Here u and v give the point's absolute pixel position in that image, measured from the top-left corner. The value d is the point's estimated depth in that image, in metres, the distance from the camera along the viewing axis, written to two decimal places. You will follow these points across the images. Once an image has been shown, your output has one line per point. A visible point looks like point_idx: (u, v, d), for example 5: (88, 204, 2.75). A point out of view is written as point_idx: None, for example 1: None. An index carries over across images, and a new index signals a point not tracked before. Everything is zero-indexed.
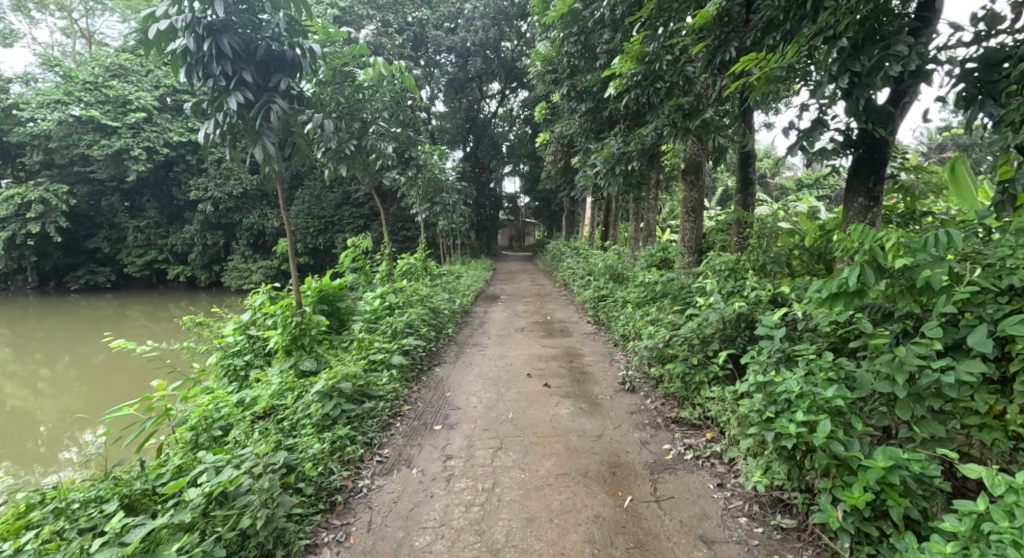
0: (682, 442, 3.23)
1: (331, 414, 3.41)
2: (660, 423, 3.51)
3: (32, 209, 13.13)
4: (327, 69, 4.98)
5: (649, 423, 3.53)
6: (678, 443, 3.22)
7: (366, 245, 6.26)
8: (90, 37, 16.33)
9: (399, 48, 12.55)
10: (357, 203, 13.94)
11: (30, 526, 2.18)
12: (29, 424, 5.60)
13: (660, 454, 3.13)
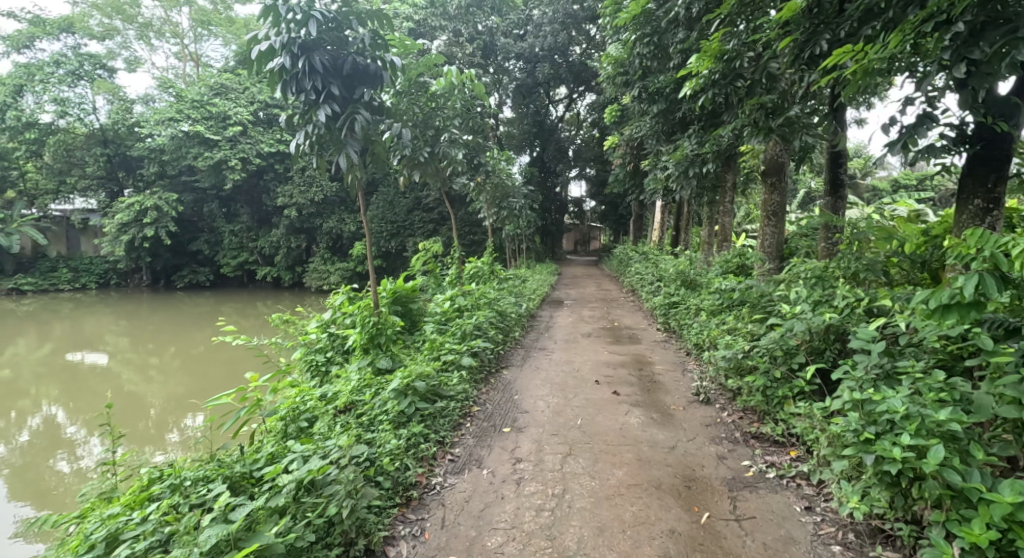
0: (763, 459, 3.06)
1: (406, 412, 3.52)
2: (738, 438, 3.34)
3: (148, 215, 14.47)
4: (405, 80, 5.17)
5: (726, 437, 3.37)
6: (759, 460, 3.06)
7: (437, 248, 6.40)
8: (198, 60, 17.81)
9: (470, 57, 12.75)
10: (428, 208, 14.23)
11: (151, 499, 2.40)
12: (141, 406, 6.18)
13: (739, 470, 2.98)
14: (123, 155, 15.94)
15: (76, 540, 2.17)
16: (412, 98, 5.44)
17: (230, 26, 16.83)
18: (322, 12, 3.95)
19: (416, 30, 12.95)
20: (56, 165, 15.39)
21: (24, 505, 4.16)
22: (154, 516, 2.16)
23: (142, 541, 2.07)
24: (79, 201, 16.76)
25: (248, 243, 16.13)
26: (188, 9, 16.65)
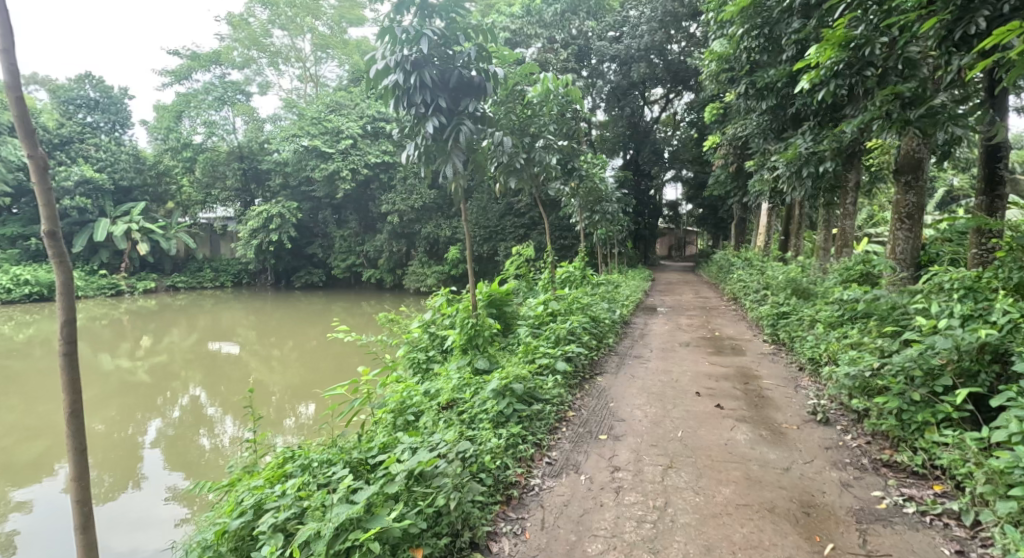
0: (898, 491, 2.76)
1: (505, 412, 3.59)
2: (866, 465, 3.04)
3: (273, 222, 15.92)
4: (504, 90, 5.35)
5: (851, 463, 3.08)
6: (894, 492, 2.76)
7: (530, 253, 6.44)
8: (317, 81, 19.29)
9: (565, 62, 12.66)
10: (520, 213, 14.27)
11: (285, 476, 2.69)
12: (264, 392, 6.81)
13: (868, 501, 2.72)
14: (255, 169, 17.40)
15: (229, 506, 2.49)
16: (508, 106, 5.61)
17: (345, 48, 18.10)
18: (433, 30, 4.18)
19: (512, 39, 13.10)
20: (204, 179, 17.10)
21: (176, 473, 4.73)
22: (290, 492, 2.42)
23: (281, 512, 2.32)
24: (222, 211, 18.73)
25: (355, 247, 17.18)
26: (309, 35, 18.11)
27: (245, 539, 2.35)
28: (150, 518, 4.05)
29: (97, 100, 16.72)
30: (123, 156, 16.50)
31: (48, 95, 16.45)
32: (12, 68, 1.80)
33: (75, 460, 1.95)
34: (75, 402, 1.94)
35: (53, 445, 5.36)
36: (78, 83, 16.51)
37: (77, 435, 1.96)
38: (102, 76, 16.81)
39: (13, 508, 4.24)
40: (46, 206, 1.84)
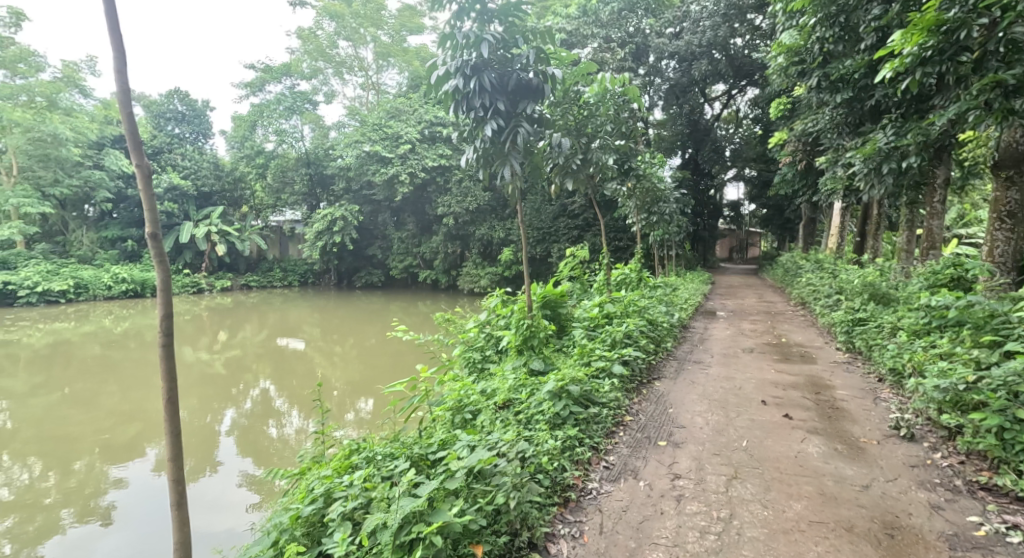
0: (999, 518, 2.58)
1: (561, 414, 3.59)
2: (960, 487, 2.84)
3: (336, 225, 16.57)
4: (561, 91, 5.35)
5: (941, 483, 2.89)
6: (993, 518, 2.58)
7: (584, 254, 6.38)
8: (379, 89, 19.84)
9: (622, 61, 12.42)
10: (574, 214, 14.10)
11: (352, 468, 2.85)
12: (327, 387, 7.10)
13: (963, 527, 2.54)
14: (320, 174, 18.14)
15: (301, 493, 2.67)
16: (564, 107, 5.66)
17: (405, 55, 18.50)
18: (492, 34, 4.27)
19: (568, 40, 12.99)
20: (274, 184, 17.94)
21: (249, 460, 5.00)
22: (357, 482, 2.57)
23: (349, 501, 2.47)
24: (290, 214, 19.58)
25: (412, 248, 17.54)
26: (372, 45, 18.67)
27: (316, 525, 2.51)
28: (227, 501, 4.30)
29: (183, 113, 18.79)
30: (204, 165, 17.83)
31: (144, 109, 18.56)
32: (123, 83, 1.97)
33: (171, 443, 2.13)
34: (171, 390, 2.11)
35: (143, 429, 5.80)
36: (168, 98, 18.48)
37: (173, 420, 2.13)
38: (188, 91, 18.63)
39: (109, 485, 4.62)
40: (150, 209, 2.01)
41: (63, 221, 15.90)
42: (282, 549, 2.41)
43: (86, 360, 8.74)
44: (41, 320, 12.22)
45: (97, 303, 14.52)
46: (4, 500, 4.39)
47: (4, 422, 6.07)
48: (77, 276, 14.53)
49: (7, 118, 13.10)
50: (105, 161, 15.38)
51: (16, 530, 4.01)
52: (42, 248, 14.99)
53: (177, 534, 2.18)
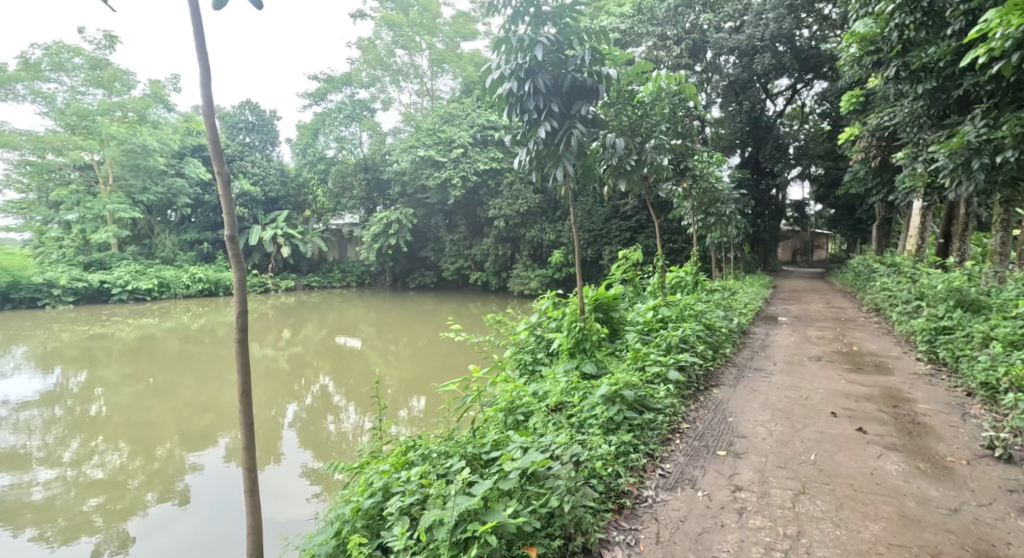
0: None
1: (615, 418, 3.53)
2: None
3: (392, 227, 17.01)
4: (615, 90, 5.29)
5: None
6: None
7: (638, 257, 6.24)
8: (433, 95, 20.17)
9: (679, 58, 12.07)
10: (626, 216, 13.82)
11: (408, 464, 2.96)
12: (381, 385, 7.27)
13: None
14: (377, 179, 18.66)
15: (361, 486, 2.80)
16: (618, 107, 5.59)
17: (459, 61, 18.77)
18: (547, 37, 4.27)
19: (621, 40, 12.78)
20: (335, 189, 18.58)
21: (309, 453, 5.18)
22: (414, 479, 2.66)
23: (406, 497, 2.58)
24: (348, 217, 20.19)
25: (463, 250, 17.73)
26: (427, 52, 19.03)
27: (375, 518, 2.62)
28: (290, 491, 4.46)
29: (253, 123, 19.78)
30: (272, 171, 18.73)
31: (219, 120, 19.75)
32: (208, 92, 2.07)
33: (246, 433, 2.23)
34: (246, 382, 2.21)
35: (214, 420, 6.11)
36: (240, 109, 19.50)
37: (247, 412, 2.23)
38: (258, 102, 19.59)
39: (184, 471, 4.89)
40: (229, 213, 2.10)
41: (149, 224, 17.03)
42: (344, 539, 2.53)
43: (167, 353, 9.32)
44: (130, 315, 13.14)
45: (178, 300, 15.49)
46: (94, 480, 4.71)
47: (97, 408, 6.53)
48: (161, 276, 15.50)
49: (105, 132, 14.19)
50: (186, 169, 16.38)
51: (106, 508, 4.29)
52: (132, 250, 16.10)
53: (249, 520, 2.30)
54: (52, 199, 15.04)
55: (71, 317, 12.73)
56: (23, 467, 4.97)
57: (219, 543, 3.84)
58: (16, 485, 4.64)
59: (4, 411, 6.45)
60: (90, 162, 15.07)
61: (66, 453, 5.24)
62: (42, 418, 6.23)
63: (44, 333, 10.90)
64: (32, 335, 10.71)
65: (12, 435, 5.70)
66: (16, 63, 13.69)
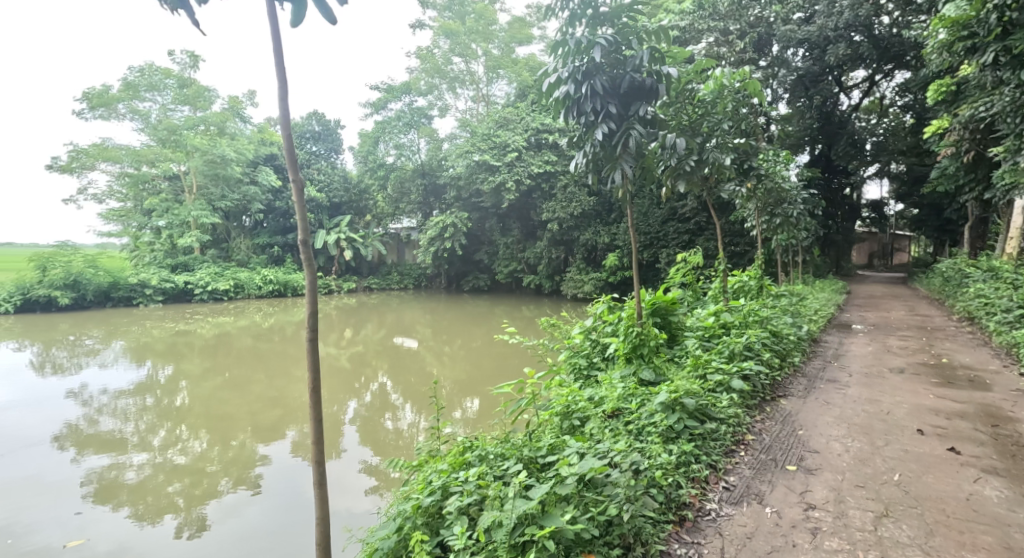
0: None
1: (675, 427, 3.42)
2: None
3: (447, 231, 17.30)
4: (674, 90, 5.17)
5: None
6: None
7: (699, 260, 6.01)
8: (489, 100, 20.33)
9: (742, 53, 11.57)
10: (684, 218, 13.40)
11: (465, 464, 3.03)
12: (434, 385, 7.37)
13: None
14: (434, 184, 19.00)
15: (421, 484, 2.88)
16: (678, 106, 5.45)
17: (514, 67, 18.86)
18: (605, 38, 4.21)
19: (681, 38, 12.41)
20: (394, 195, 19.06)
21: (368, 449, 5.31)
22: (472, 479, 2.72)
23: (464, 497, 2.64)
24: (406, 222, 20.66)
25: (517, 253, 17.74)
26: (483, 58, 19.21)
27: (434, 516, 2.69)
28: (352, 484, 4.58)
29: (320, 132, 20.68)
30: (335, 178, 19.53)
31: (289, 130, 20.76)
32: (285, 105, 2.16)
33: (315, 427, 2.32)
34: (316, 380, 2.29)
35: (282, 414, 6.38)
36: (308, 119, 20.45)
37: (316, 407, 2.32)
38: (324, 112, 20.51)
39: (255, 461, 5.12)
40: (302, 221, 2.17)
41: (227, 229, 18.07)
42: (406, 535, 2.62)
43: (241, 349, 9.84)
44: (209, 314, 13.97)
45: (250, 301, 16.34)
46: (177, 466, 5.01)
47: (181, 399, 6.96)
48: (237, 277, 16.38)
49: (189, 144, 15.25)
50: (258, 177, 17.27)
51: (187, 492, 4.54)
52: (211, 254, 17.09)
53: (317, 512, 2.41)
54: (146, 207, 16.22)
55: (158, 315, 13.66)
56: (118, 449, 5.35)
57: (287, 531, 3.99)
58: (111, 466, 4.99)
59: (105, 398, 6.98)
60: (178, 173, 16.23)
61: (154, 439, 5.61)
62: (135, 406, 6.70)
63: (137, 329, 11.75)
64: (127, 330, 11.62)
65: (110, 421, 6.15)
66: (118, 84, 15.13)
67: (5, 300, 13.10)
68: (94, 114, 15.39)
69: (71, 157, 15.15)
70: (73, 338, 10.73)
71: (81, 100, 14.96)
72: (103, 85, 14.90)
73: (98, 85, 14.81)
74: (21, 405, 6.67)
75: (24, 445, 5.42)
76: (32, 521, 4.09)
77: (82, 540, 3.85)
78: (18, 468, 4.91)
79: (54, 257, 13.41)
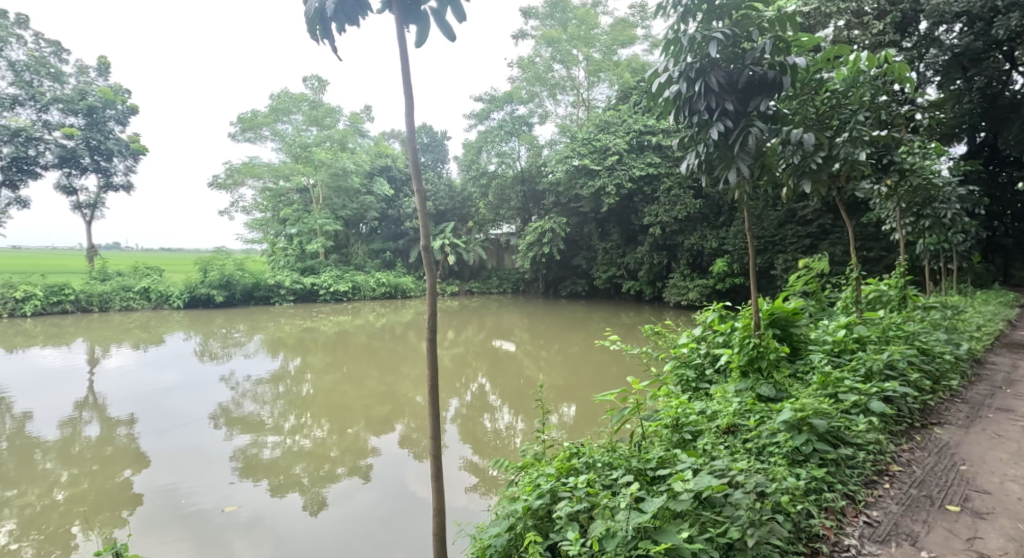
0: None
1: (802, 449, 3.10)
2: None
3: (546, 236, 17.36)
4: (800, 82, 4.75)
5: None
6: None
7: (824, 267, 5.44)
8: (589, 105, 20.09)
9: (879, 35, 10.35)
10: (805, 221, 12.29)
11: (573, 470, 3.00)
12: (531, 389, 7.34)
13: None
14: (533, 190, 19.18)
15: (529, 486, 2.90)
16: (802, 98, 4.91)
17: (616, 69, 18.51)
18: (722, 32, 3.98)
19: (803, 25, 11.44)
20: (495, 201, 19.41)
21: (469, 448, 5.40)
22: (582, 486, 2.71)
23: (575, 503, 2.63)
24: (505, 228, 20.98)
25: (616, 258, 17.29)
26: (584, 63, 19.09)
27: (544, 519, 2.68)
28: (457, 481, 4.66)
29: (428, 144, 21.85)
30: (441, 187, 20.39)
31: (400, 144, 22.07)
32: (410, 122, 2.36)
33: (433, 423, 2.46)
34: (434, 377, 2.44)
35: (392, 409, 6.67)
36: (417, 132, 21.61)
37: (434, 404, 2.46)
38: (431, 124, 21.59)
39: (368, 451, 5.39)
40: (423, 225, 2.39)
41: (347, 236, 19.36)
42: (518, 534, 2.64)
43: (357, 346, 10.51)
44: (329, 313, 15.08)
45: (365, 302, 17.40)
46: (303, 450, 5.40)
47: (306, 389, 7.54)
48: (354, 280, 17.55)
49: (316, 158, 16.76)
50: (374, 187, 18.40)
51: (312, 474, 4.87)
52: (333, 258, 18.37)
53: (434, 503, 2.50)
54: (281, 216, 18.05)
55: (291, 313, 14.97)
56: (256, 430, 5.89)
57: (402, 517, 4.16)
58: (251, 445, 5.49)
59: (248, 384, 7.74)
60: (308, 185, 17.90)
61: (285, 424, 6.10)
62: (271, 393, 7.37)
63: (273, 324, 12.99)
64: (265, 325, 12.91)
65: (251, 404, 6.81)
66: (264, 110, 17.21)
67: (176, 297, 14.69)
68: (243, 137, 17.58)
69: (227, 174, 17.39)
70: (224, 331, 12.09)
71: (236, 123, 17.19)
72: (253, 110, 17.03)
73: (249, 111, 16.95)
74: (182, 386, 7.57)
75: (186, 420, 6.12)
76: (193, 485, 4.59)
77: (235, 506, 4.26)
78: (179, 440, 5.55)
79: (213, 260, 15.01)
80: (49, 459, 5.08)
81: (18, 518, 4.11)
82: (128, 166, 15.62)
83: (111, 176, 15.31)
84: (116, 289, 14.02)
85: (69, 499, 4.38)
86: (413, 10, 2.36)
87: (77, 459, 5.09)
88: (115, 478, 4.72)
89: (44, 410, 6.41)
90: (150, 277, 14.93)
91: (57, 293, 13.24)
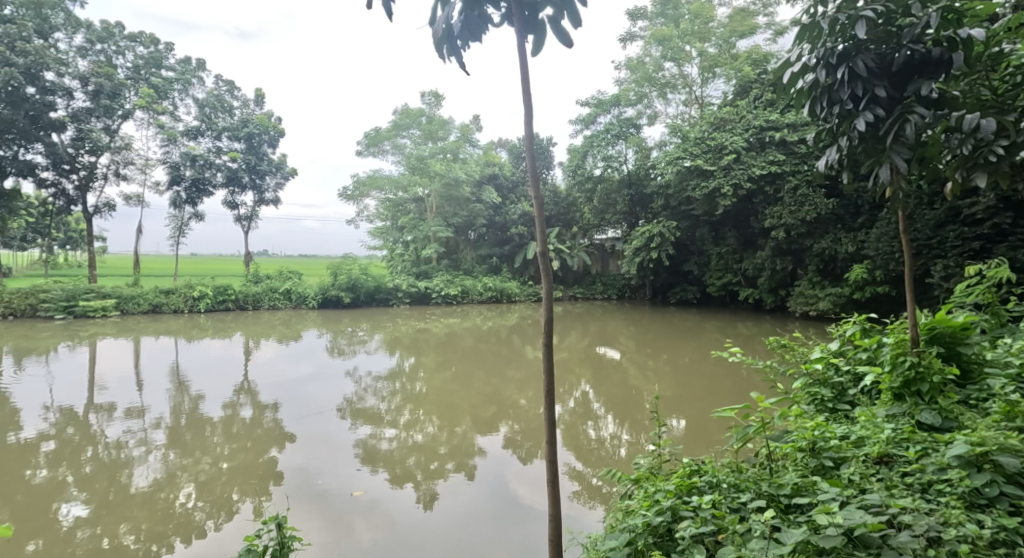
0: None
1: (984, 491, 2.54)
2: None
3: (655, 240, 16.69)
4: (974, 59, 4.01)
5: None
6: None
7: (1003, 274, 4.55)
8: (703, 103, 19.08)
9: None
10: (974, 221, 10.63)
11: (695, 489, 2.77)
12: (638, 399, 7.00)
13: None
14: (641, 194, 18.64)
15: (646, 501, 2.71)
16: (977, 77, 4.13)
17: (733, 63, 17.33)
18: (873, 10, 3.49)
19: None
20: (600, 206, 19.07)
21: (572, 455, 5.25)
22: (707, 507, 2.48)
23: (698, 525, 2.41)
24: (611, 233, 20.59)
25: (732, 264, 16.24)
26: (698, 60, 18.15)
27: (664, 537, 2.49)
28: (562, 487, 4.53)
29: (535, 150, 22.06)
30: (548, 193, 20.50)
31: (508, 151, 22.40)
32: (531, 127, 2.29)
33: (548, 430, 2.35)
34: (551, 384, 2.33)
35: (498, 410, 6.68)
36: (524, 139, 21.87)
37: (550, 409, 2.36)
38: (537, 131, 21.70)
39: (475, 450, 5.41)
40: (543, 228, 2.30)
41: (457, 242, 20.02)
42: (638, 550, 2.44)
43: (465, 348, 10.78)
44: (443, 316, 15.68)
45: (474, 305, 17.85)
46: (416, 444, 5.57)
47: (419, 387, 7.82)
48: (464, 284, 18.10)
49: (432, 170, 17.64)
50: (483, 195, 18.81)
51: (424, 468, 4.99)
52: (445, 263, 19.10)
53: (549, 508, 2.39)
54: (400, 224, 19.17)
55: (408, 314, 15.79)
56: (376, 423, 6.18)
57: (510, 517, 4.10)
58: (372, 436, 5.76)
59: (369, 379, 8.20)
60: (423, 196, 18.83)
61: (401, 419, 6.34)
62: (388, 388, 7.73)
63: (391, 325, 13.80)
64: (384, 325, 13.72)
65: (372, 399, 7.17)
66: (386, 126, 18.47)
67: (311, 298, 16.05)
68: (369, 152, 19.04)
69: (354, 187, 19.00)
70: (349, 329, 13.01)
71: (362, 141, 18.68)
72: (377, 128, 18.35)
73: (373, 128, 18.31)
74: (315, 378, 8.20)
75: (318, 409, 6.57)
76: (323, 468, 4.89)
77: (362, 491, 4.46)
78: (312, 426, 5.96)
79: (342, 264, 16.47)
80: (213, 434, 5.69)
81: (191, 481, 4.60)
82: (278, 183, 17.39)
83: (263, 193, 17.20)
84: (265, 290, 15.65)
85: (228, 471, 4.84)
86: (531, 20, 2.30)
87: (235, 436, 5.65)
88: (264, 455, 5.16)
89: (210, 392, 7.25)
90: (292, 279, 16.41)
91: (223, 294, 14.99)
